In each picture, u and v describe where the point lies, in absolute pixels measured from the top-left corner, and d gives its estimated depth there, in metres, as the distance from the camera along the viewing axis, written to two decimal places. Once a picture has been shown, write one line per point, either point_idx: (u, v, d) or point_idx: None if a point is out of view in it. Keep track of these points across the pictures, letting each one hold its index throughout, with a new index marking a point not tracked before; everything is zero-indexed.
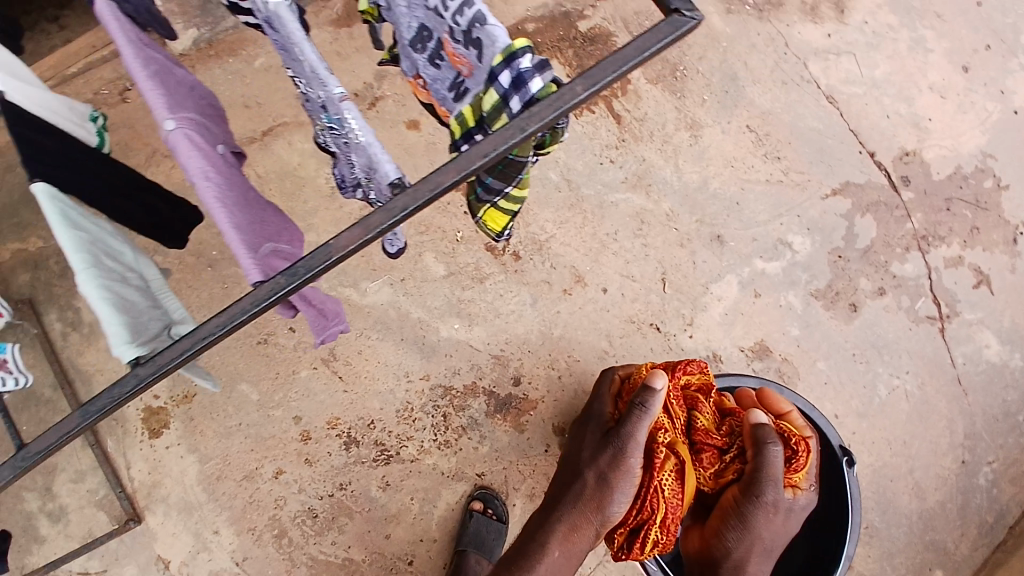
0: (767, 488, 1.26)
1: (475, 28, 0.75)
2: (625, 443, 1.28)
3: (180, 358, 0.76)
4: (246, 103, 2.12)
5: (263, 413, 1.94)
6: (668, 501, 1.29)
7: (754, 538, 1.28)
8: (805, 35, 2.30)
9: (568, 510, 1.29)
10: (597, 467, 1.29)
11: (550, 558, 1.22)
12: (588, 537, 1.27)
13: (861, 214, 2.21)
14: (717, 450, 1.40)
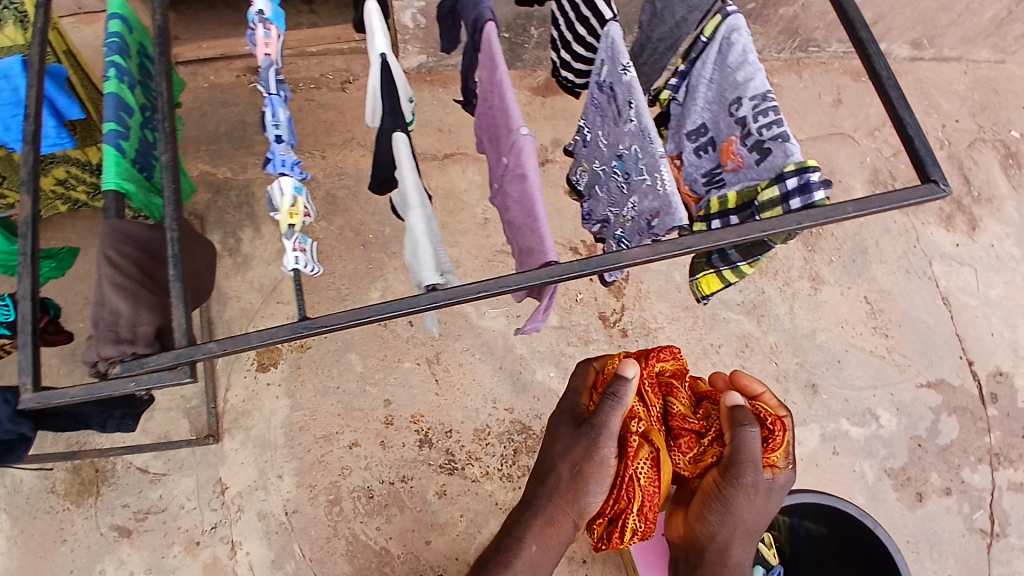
0: (746, 470, 1.15)
1: (774, 141, 0.98)
2: (596, 432, 1.15)
3: (476, 294, 0.95)
4: (440, 127, 2.43)
5: (361, 387, 2.09)
6: (644, 490, 1.19)
7: (736, 522, 1.18)
8: (935, 237, 2.49)
9: (540, 508, 1.19)
10: (568, 458, 1.18)
11: (525, 552, 1.17)
12: (567, 532, 1.18)
13: (948, 413, 2.29)
14: (690, 436, 1.27)
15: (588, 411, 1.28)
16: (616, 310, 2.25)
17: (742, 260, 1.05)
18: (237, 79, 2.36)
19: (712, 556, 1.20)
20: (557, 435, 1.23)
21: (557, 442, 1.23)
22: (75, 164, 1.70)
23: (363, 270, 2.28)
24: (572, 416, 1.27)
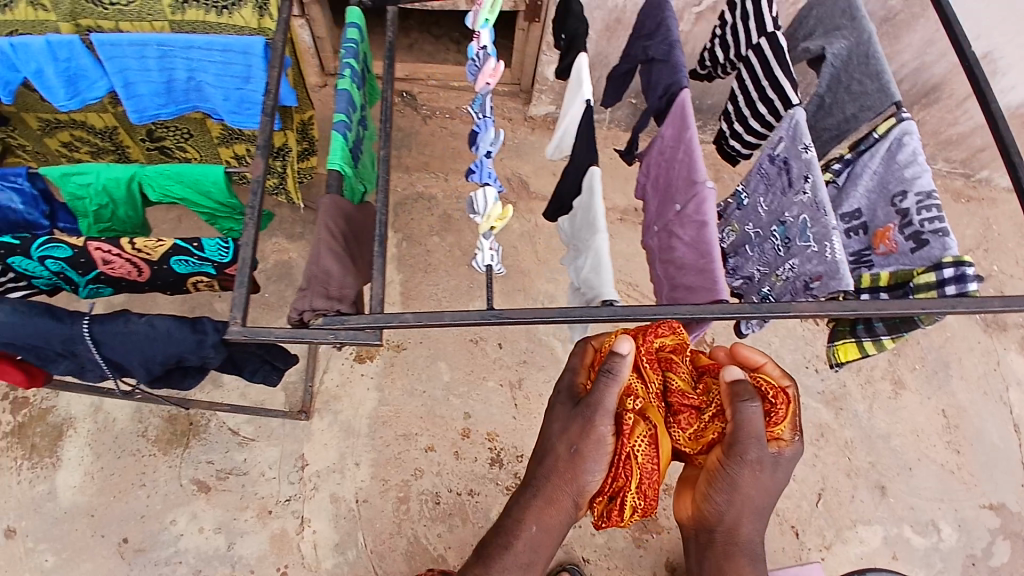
0: (747, 448, 0.99)
1: (933, 234, 1.12)
2: (591, 410, 1.00)
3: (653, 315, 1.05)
4: (554, 172, 2.60)
5: (447, 396, 2.19)
6: (643, 470, 1.01)
7: (744, 498, 1.03)
8: (1016, 364, 2.49)
9: (535, 491, 1.06)
10: (563, 438, 1.03)
11: (526, 533, 1.06)
12: (566, 512, 1.05)
13: (998, 535, 2.25)
14: (690, 410, 1.07)
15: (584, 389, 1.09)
16: None
17: (886, 334, 1.18)
18: None
19: (721, 538, 1.06)
20: (553, 413, 1.07)
21: (552, 421, 1.07)
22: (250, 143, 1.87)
23: (462, 288, 2.42)
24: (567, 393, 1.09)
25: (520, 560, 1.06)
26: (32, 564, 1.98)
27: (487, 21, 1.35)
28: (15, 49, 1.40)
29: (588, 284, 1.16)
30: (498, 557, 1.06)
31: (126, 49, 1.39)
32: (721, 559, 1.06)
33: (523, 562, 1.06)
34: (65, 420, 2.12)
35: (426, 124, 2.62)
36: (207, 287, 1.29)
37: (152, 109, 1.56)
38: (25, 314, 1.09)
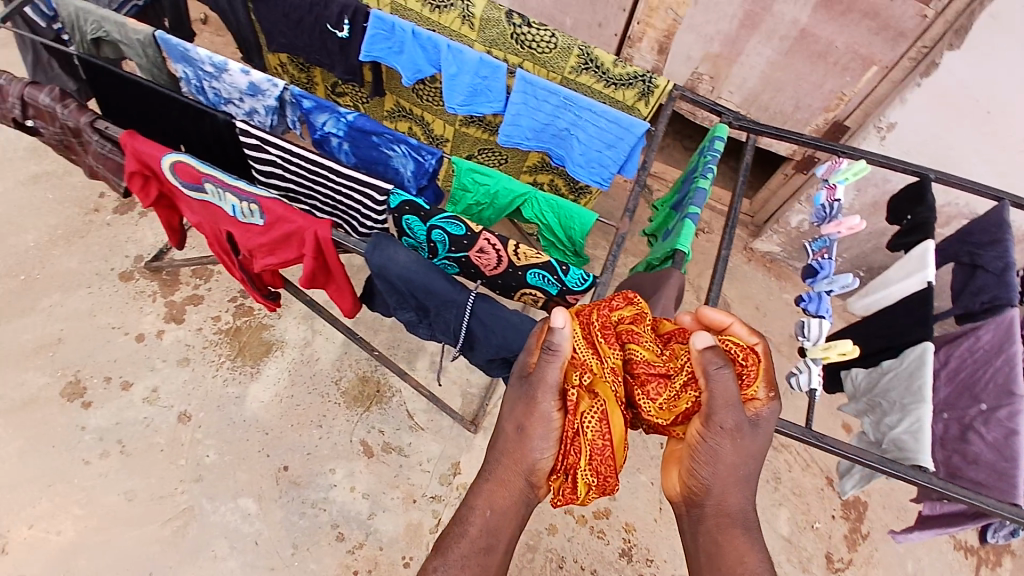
0: (721, 413, 0.92)
1: None
2: (533, 387, 0.94)
3: (965, 498, 1.21)
4: (757, 305, 2.64)
5: None
6: (594, 447, 0.93)
7: (728, 467, 0.97)
8: None
9: (485, 476, 1.02)
10: (510, 417, 0.97)
11: (480, 519, 0.99)
12: (520, 494, 0.99)
13: None
14: (659, 380, 0.97)
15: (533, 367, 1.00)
16: (843, 559, 2.25)
17: None
18: (623, 181, 2.82)
19: (712, 512, 1.00)
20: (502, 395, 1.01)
21: (506, 398, 1.00)
22: (557, 180, 2.03)
23: None
24: (517, 371, 1.00)
25: (477, 545, 0.98)
26: (192, 455, 2.12)
27: (845, 179, 1.47)
28: (450, 54, 1.62)
29: (896, 443, 1.28)
30: (453, 547, 0.97)
31: (538, 92, 1.60)
32: (712, 537, 0.99)
33: (480, 548, 0.98)
34: (278, 340, 2.33)
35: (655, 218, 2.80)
36: (531, 302, 1.50)
37: (517, 137, 1.76)
38: (425, 268, 1.26)
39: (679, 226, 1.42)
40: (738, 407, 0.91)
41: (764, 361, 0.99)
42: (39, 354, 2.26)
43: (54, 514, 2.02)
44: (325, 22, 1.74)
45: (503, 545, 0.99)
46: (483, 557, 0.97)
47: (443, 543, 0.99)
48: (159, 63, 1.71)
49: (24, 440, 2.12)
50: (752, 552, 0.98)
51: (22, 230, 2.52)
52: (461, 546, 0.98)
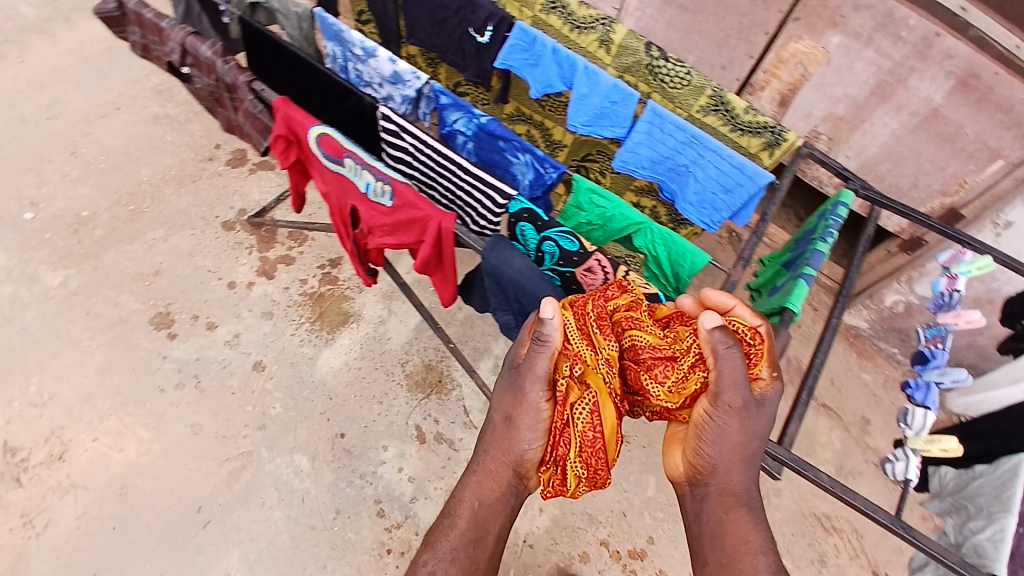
0: (728, 391, 1.03)
1: None
2: (523, 379, 1.09)
3: None
4: (830, 378, 2.59)
5: (645, 509, 2.21)
6: (584, 437, 1.09)
7: (733, 446, 1.08)
8: None
9: (473, 471, 1.16)
10: (501, 408, 1.13)
11: (469, 510, 1.13)
12: (507, 485, 1.14)
13: None
14: (664, 363, 1.11)
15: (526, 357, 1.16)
16: None
17: None
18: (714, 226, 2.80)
19: (716, 491, 1.11)
20: (497, 385, 1.17)
21: (499, 388, 1.16)
22: (663, 207, 2.04)
23: None
24: (510, 362, 1.16)
25: (465, 538, 1.10)
26: (260, 404, 2.22)
27: (968, 272, 1.44)
28: (586, 75, 1.67)
29: (975, 550, 1.23)
30: (442, 535, 1.10)
31: (666, 124, 1.61)
32: (719, 514, 1.10)
33: (470, 540, 1.10)
34: (356, 313, 2.44)
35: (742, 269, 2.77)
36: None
37: (632, 165, 1.78)
38: (538, 277, 1.30)
39: (792, 284, 1.47)
40: (744, 382, 1.03)
41: (765, 341, 1.11)
42: (136, 281, 2.39)
43: (121, 432, 2.11)
44: (469, 25, 1.82)
45: (492, 537, 1.12)
46: (473, 548, 1.09)
47: (436, 536, 1.12)
48: (310, 38, 1.79)
49: (108, 358, 2.23)
50: (754, 531, 1.09)
51: (139, 163, 2.69)
52: (452, 539, 1.10)
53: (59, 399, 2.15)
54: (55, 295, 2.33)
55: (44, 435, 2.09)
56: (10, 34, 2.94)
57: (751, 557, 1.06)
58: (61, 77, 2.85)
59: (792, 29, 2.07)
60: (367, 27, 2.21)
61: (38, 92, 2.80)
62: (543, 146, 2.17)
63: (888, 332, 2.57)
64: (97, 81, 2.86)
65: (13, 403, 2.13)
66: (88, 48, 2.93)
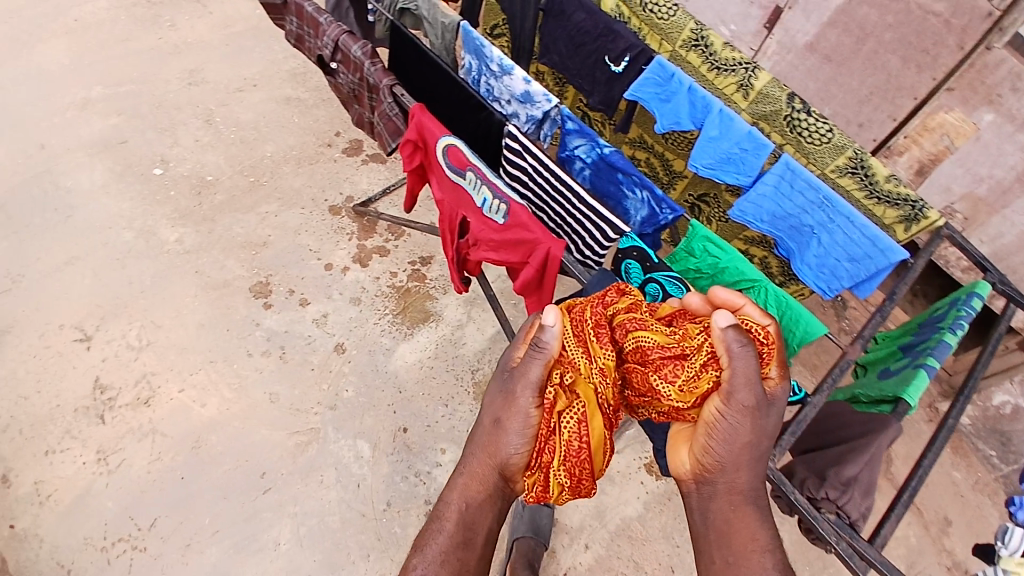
0: (742, 389, 1.05)
1: None
2: (515, 383, 1.10)
3: None
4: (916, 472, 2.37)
5: (695, 569, 2.13)
6: (570, 446, 1.07)
7: (744, 445, 1.08)
8: None
9: (459, 471, 1.14)
10: (490, 412, 1.13)
11: (456, 514, 1.10)
12: (493, 486, 1.12)
13: None
14: (673, 362, 1.11)
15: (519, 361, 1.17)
16: None
17: None
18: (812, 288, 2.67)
19: (724, 488, 1.09)
20: (489, 390, 1.16)
21: (488, 396, 1.15)
22: (777, 262, 1.96)
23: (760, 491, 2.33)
24: (505, 366, 1.17)
25: (453, 540, 1.07)
26: (335, 385, 2.30)
27: None
28: (720, 118, 1.64)
29: None
30: (430, 537, 1.08)
31: (799, 182, 1.56)
32: (723, 512, 1.09)
33: (459, 542, 1.07)
34: (437, 313, 2.49)
35: (839, 337, 2.60)
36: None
37: (749, 216, 1.73)
38: None
39: (906, 372, 1.39)
40: (756, 380, 1.05)
41: (775, 340, 1.12)
42: (246, 249, 2.56)
43: (206, 388, 2.24)
44: (606, 53, 1.84)
45: (479, 540, 1.09)
46: (463, 550, 1.07)
47: (424, 541, 1.08)
48: (450, 47, 1.85)
49: (208, 315, 2.38)
50: (761, 528, 1.07)
51: (265, 140, 2.87)
52: (440, 543, 1.08)
53: (155, 346, 2.30)
54: (169, 250, 2.51)
55: (135, 377, 2.23)
56: (172, 3, 3.21)
57: (760, 555, 1.04)
58: (209, 48, 3.08)
59: (943, 99, 1.99)
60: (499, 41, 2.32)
61: (186, 59, 3.03)
62: (661, 176, 2.14)
63: (992, 434, 2.35)
64: (240, 57, 3.09)
65: (113, 342, 2.28)
66: (237, 27, 3.18)
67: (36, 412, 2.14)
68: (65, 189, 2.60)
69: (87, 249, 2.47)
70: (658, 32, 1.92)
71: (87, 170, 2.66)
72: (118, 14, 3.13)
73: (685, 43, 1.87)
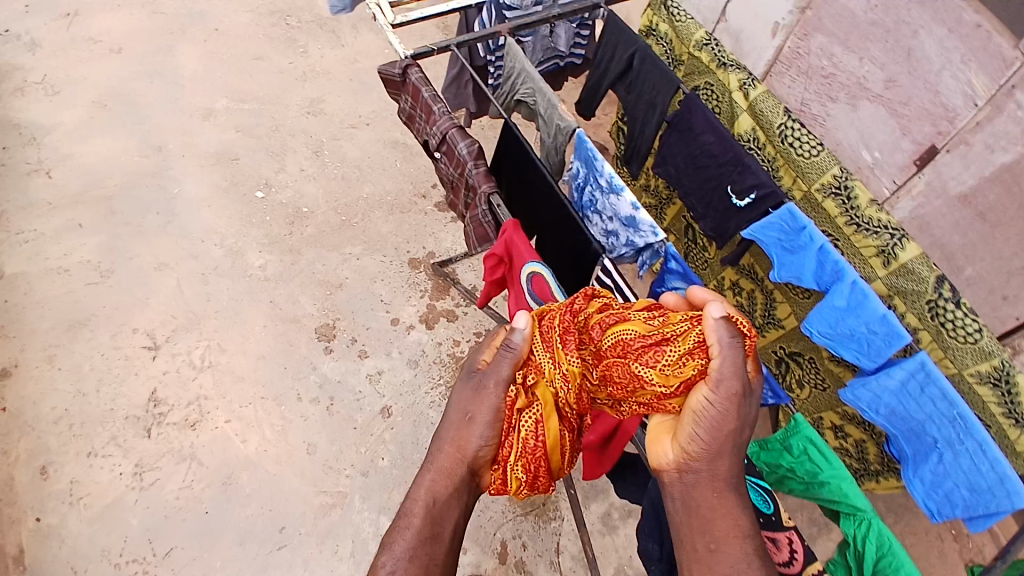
0: (726, 371, 1.01)
1: None
2: (484, 378, 1.09)
3: None
4: None
5: None
6: (529, 445, 1.06)
7: (729, 432, 1.02)
8: None
9: (426, 466, 1.06)
10: (459, 407, 1.09)
11: (424, 508, 1.01)
12: (461, 481, 1.05)
13: None
14: (653, 349, 1.07)
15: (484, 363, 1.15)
16: None
17: None
18: None
19: (707, 476, 1.02)
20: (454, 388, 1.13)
21: (451, 396, 1.11)
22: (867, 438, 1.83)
23: None
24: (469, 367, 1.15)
25: (423, 533, 0.98)
26: (372, 451, 2.24)
27: None
28: (852, 290, 1.46)
29: None
30: (396, 533, 0.98)
31: (934, 389, 1.36)
32: (707, 499, 1.01)
33: (429, 537, 0.98)
34: None
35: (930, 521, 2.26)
36: None
37: (862, 403, 1.54)
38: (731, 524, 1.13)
39: None
40: (739, 361, 1.02)
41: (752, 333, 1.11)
42: (321, 288, 2.59)
43: (251, 425, 2.25)
44: (730, 184, 1.68)
45: (447, 535, 1.00)
46: (432, 545, 0.97)
47: (390, 538, 0.98)
48: (559, 148, 1.74)
49: (271, 348, 2.42)
50: (743, 514, 1.00)
51: (364, 180, 2.92)
52: (407, 540, 0.98)
53: (215, 369, 2.34)
54: (251, 275, 2.58)
55: (189, 398, 2.27)
56: (308, 28, 3.34)
57: (741, 541, 0.97)
58: (333, 80, 3.19)
59: None
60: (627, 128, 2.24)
61: (309, 87, 3.14)
62: (759, 313, 2.00)
63: None
64: (359, 93, 3.17)
65: (178, 357, 2.35)
66: (363, 63, 3.27)
67: (91, 410, 2.22)
68: (171, 194, 2.73)
69: (177, 259, 2.57)
70: (794, 168, 1.73)
71: (194, 180, 2.78)
72: (257, 30, 3.28)
73: (822, 187, 1.67)
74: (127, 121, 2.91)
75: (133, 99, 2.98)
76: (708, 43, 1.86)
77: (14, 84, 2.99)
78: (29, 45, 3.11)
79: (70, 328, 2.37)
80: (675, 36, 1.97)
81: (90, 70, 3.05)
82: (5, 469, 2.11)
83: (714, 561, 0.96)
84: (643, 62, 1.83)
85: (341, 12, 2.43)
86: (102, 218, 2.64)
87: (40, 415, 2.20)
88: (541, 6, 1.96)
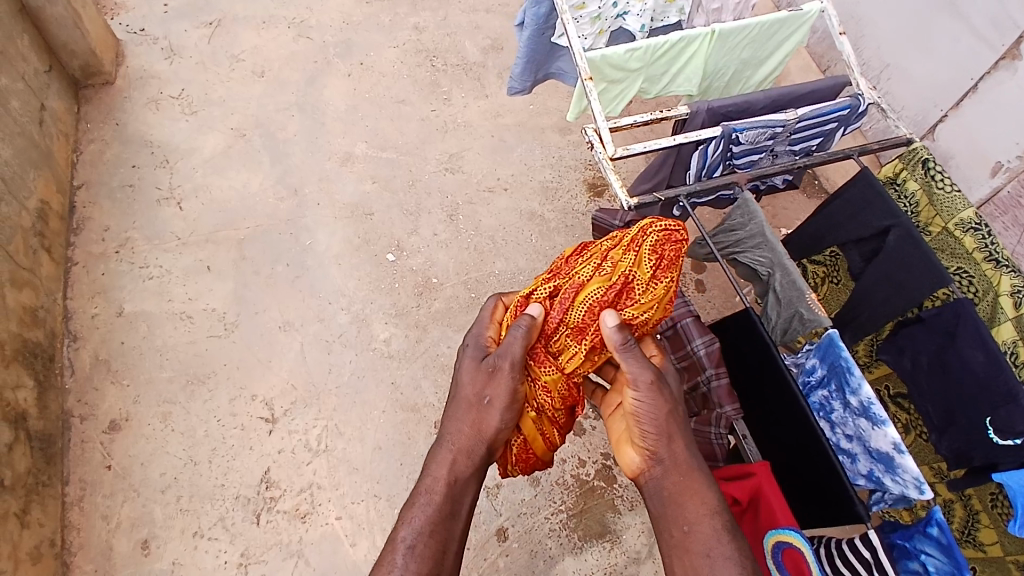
0: (630, 366, 1.22)
1: None
2: (490, 365, 1.28)
3: None
4: None
5: None
6: (524, 445, 1.38)
7: (664, 415, 1.21)
8: None
9: (446, 446, 1.24)
10: (471, 389, 1.28)
11: (446, 484, 1.19)
12: (479, 459, 1.24)
13: None
14: (616, 297, 1.31)
15: (488, 346, 1.36)
16: None
17: None
18: None
19: (669, 464, 1.19)
20: (460, 368, 1.33)
21: (466, 381, 1.29)
22: None
23: None
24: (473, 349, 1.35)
25: (442, 509, 1.17)
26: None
27: None
28: None
29: None
30: (414, 508, 1.17)
31: None
32: (675, 485, 1.18)
33: (448, 513, 1.17)
34: (615, 532, 2.16)
35: None
36: None
37: None
38: None
39: None
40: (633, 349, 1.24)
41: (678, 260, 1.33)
42: (445, 373, 2.42)
43: (361, 527, 2.12)
44: (991, 414, 1.43)
45: (464, 510, 1.20)
46: (450, 522, 1.16)
47: (410, 514, 1.16)
48: (787, 331, 1.56)
49: (389, 438, 2.26)
50: (706, 491, 1.17)
51: (497, 255, 2.73)
52: (428, 515, 1.16)
53: (330, 456, 2.21)
54: (375, 349, 2.43)
55: (302, 484, 2.15)
56: (452, 73, 3.16)
57: (711, 518, 1.14)
58: (474, 135, 3.00)
59: None
60: (813, 270, 1.88)
61: (449, 140, 2.97)
62: (955, 524, 1.75)
63: None
64: (500, 152, 2.98)
65: (294, 436, 2.23)
66: (505, 118, 3.07)
67: (201, 484, 2.13)
68: (303, 246, 2.60)
69: (301, 319, 2.45)
70: None
71: (327, 232, 2.65)
72: (400, 68, 3.12)
73: None
74: (265, 157, 2.79)
75: (271, 131, 2.86)
76: (976, 226, 1.61)
77: (148, 94, 2.88)
78: (167, 52, 2.99)
79: (187, 385, 2.27)
80: (927, 202, 1.71)
81: (230, 93, 2.93)
82: (105, 536, 2.04)
83: (689, 540, 1.12)
84: (900, 240, 1.57)
85: (519, 93, 2.25)
86: (232, 263, 2.52)
87: (148, 479, 2.12)
88: (772, 140, 1.75)
